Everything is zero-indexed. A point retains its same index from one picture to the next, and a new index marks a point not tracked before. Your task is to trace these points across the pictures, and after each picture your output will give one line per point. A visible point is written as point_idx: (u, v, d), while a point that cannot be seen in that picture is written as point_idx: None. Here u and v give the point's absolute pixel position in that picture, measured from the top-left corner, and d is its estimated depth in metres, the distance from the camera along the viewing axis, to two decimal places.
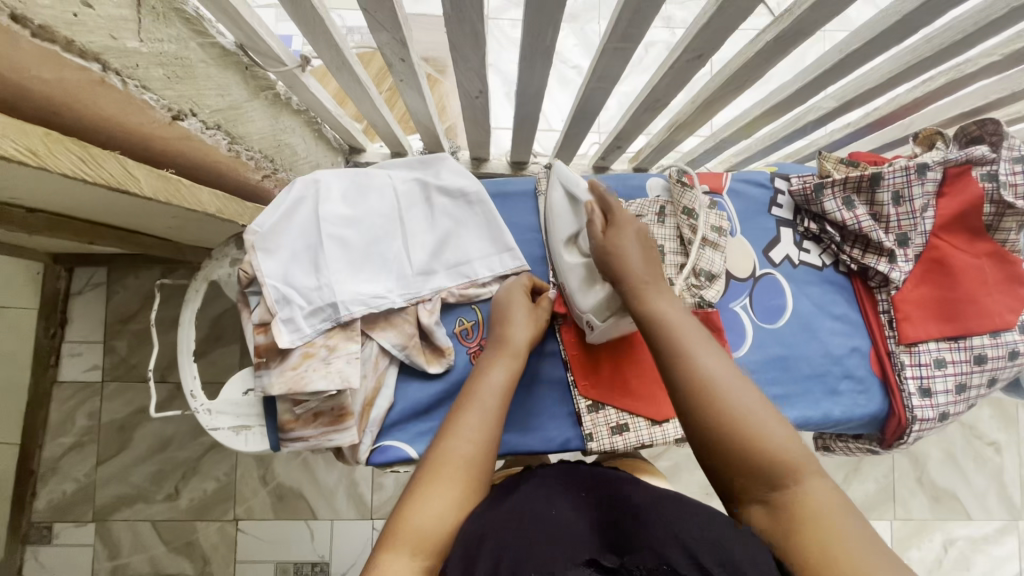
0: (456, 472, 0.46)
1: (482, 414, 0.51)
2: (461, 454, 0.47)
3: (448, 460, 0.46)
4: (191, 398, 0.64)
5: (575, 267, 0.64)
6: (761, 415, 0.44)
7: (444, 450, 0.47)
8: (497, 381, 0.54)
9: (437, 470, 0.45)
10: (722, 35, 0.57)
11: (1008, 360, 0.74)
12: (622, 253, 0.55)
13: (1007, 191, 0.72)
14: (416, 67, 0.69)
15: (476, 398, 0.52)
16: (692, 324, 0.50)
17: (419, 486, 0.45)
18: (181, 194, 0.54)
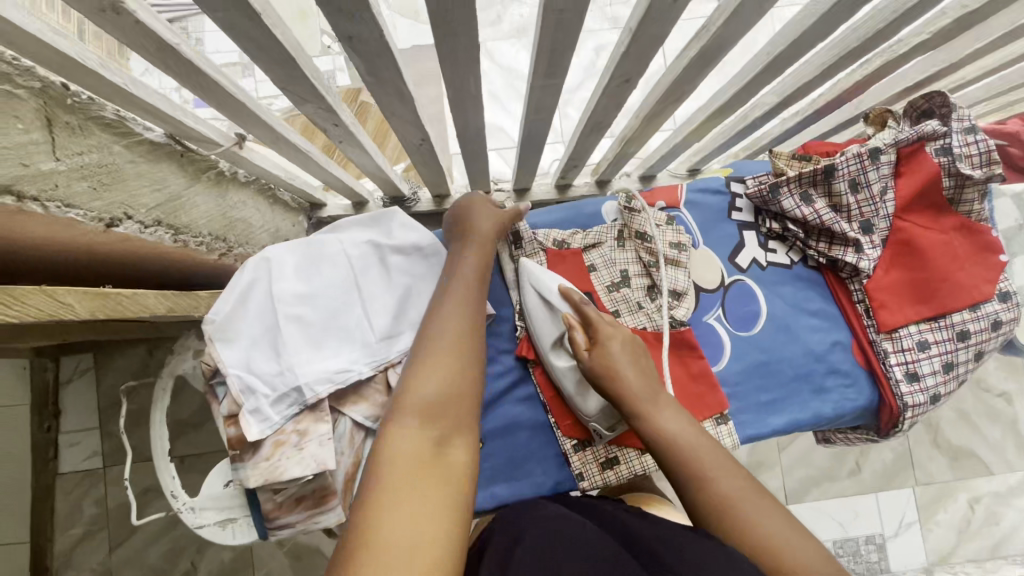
0: (452, 350, 0.53)
1: (464, 303, 0.59)
2: (451, 332, 0.55)
3: (439, 339, 0.54)
4: (173, 498, 0.63)
5: (566, 372, 0.64)
6: (779, 528, 0.46)
7: (436, 334, 0.55)
8: (470, 270, 0.62)
9: (433, 352, 0.53)
10: (643, 60, 0.56)
11: (992, 331, 0.73)
12: (614, 373, 0.57)
13: (963, 162, 0.71)
14: (352, 129, 0.68)
15: (456, 288, 0.60)
16: (705, 444, 0.53)
17: (420, 367, 0.52)
18: (123, 305, 0.52)
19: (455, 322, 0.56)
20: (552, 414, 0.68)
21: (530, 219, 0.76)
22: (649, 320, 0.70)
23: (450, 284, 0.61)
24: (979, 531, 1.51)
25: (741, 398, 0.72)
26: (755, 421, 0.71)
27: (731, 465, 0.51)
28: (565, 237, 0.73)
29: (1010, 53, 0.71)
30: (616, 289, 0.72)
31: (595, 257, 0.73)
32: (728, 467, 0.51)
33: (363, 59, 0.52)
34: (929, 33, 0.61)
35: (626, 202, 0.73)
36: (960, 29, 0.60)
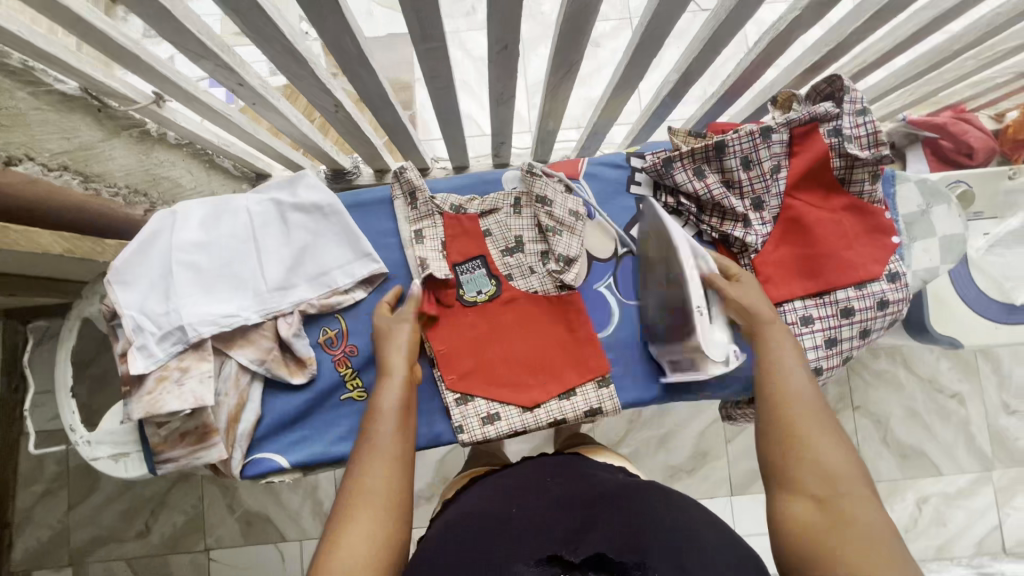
0: (376, 498, 0.51)
1: (387, 453, 0.55)
2: (376, 489, 0.52)
3: (362, 498, 0.51)
4: (71, 432, 0.66)
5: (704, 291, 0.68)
6: (833, 445, 0.53)
7: (361, 492, 0.51)
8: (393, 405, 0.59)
9: (353, 515, 0.49)
10: (512, 24, 0.59)
11: (878, 310, 0.75)
12: (773, 353, 0.62)
13: (852, 144, 0.73)
14: (261, 90, 0.72)
15: (383, 435, 0.56)
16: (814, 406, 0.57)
17: (344, 524, 0.49)
18: (12, 238, 0.56)
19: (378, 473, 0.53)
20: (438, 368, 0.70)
21: (430, 184, 0.78)
22: (540, 284, 0.74)
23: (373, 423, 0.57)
24: (925, 531, 1.51)
25: (625, 365, 0.75)
26: (638, 386, 0.74)
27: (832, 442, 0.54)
28: (463, 202, 0.76)
29: (900, 34, 0.72)
30: (509, 254, 0.75)
31: (490, 222, 0.76)
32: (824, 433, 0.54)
33: (238, 13, 0.55)
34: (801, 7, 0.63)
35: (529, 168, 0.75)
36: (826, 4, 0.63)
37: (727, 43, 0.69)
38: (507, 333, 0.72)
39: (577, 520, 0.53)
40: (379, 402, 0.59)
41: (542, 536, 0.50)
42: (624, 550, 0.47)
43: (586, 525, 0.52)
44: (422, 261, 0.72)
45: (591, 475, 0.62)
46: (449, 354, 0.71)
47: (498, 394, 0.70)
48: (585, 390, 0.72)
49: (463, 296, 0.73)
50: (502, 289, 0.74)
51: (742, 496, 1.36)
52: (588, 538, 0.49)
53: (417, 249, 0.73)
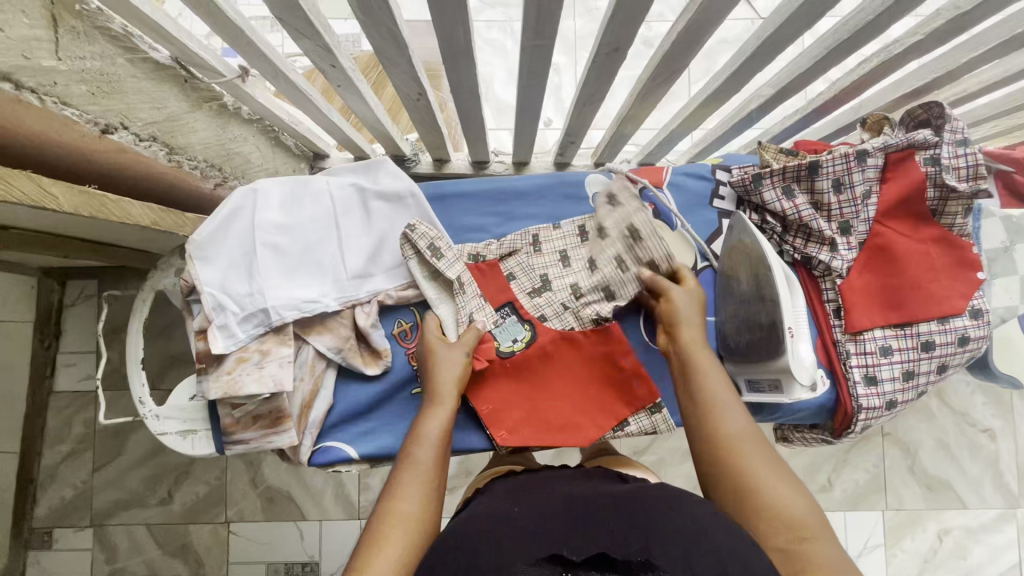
0: (404, 525, 0.49)
1: (423, 476, 0.54)
2: (411, 512, 0.50)
3: (395, 521, 0.49)
4: (139, 404, 0.66)
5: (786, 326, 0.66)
6: (776, 485, 0.51)
7: (395, 514, 0.50)
8: (436, 433, 0.58)
9: (386, 537, 0.48)
10: (629, 28, 0.57)
11: (959, 346, 0.73)
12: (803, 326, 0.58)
13: (950, 173, 0.71)
14: (350, 73, 0.71)
15: (421, 461, 0.55)
16: (756, 442, 0.55)
17: (370, 545, 0.47)
18: (107, 208, 0.55)
19: (411, 498, 0.51)
20: (487, 423, 0.68)
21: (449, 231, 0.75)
22: (574, 322, 0.71)
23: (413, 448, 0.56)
24: (944, 563, 1.50)
25: None
26: None
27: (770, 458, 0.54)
28: (479, 250, 0.73)
29: (1011, 67, 0.70)
30: (537, 295, 0.72)
31: (513, 265, 0.73)
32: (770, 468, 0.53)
33: None
34: (924, 32, 0.61)
35: (607, 195, 0.74)
36: (951, 31, 0.61)
37: (835, 63, 0.67)
38: (546, 377, 0.70)
39: (581, 518, 0.47)
40: (422, 428, 0.59)
41: (546, 534, 0.45)
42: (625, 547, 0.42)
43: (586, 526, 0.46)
44: (468, 318, 0.68)
45: (612, 484, 0.57)
46: (495, 410, 0.68)
47: (551, 440, 0.67)
48: (638, 417, 0.70)
49: (500, 347, 0.70)
50: (537, 332, 0.70)
51: None
52: (591, 538, 0.44)
53: (458, 302, 0.68)
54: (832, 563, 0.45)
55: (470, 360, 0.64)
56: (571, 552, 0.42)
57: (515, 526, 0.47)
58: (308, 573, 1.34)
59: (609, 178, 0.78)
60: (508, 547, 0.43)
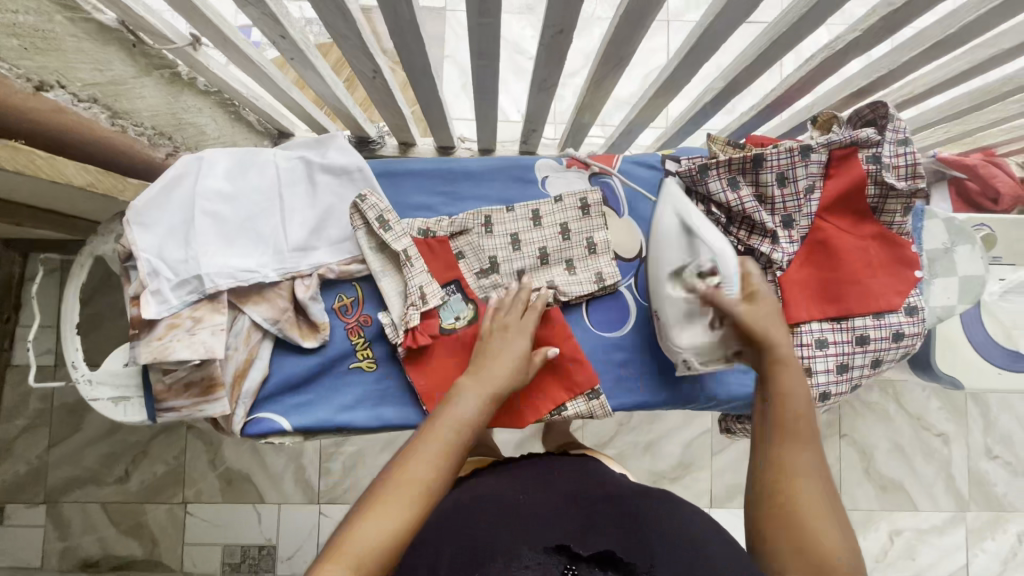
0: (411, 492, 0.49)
1: (442, 443, 0.53)
2: (420, 480, 0.50)
3: (405, 485, 0.49)
4: (72, 368, 0.65)
5: (677, 301, 0.65)
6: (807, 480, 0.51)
7: (404, 479, 0.49)
8: (472, 415, 0.56)
9: (393, 496, 0.48)
10: (571, 10, 0.58)
11: (892, 341, 0.75)
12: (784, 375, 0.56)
13: (889, 172, 0.72)
14: (300, 45, 0.70)
15: (445, 433, 0.54)
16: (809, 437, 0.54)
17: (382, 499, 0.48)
18: (37, 165, 0.55)
19: (425, 465, 0.51)
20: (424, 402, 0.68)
21: (398, 208, 0.75)
22: None
23: (446, 418, 0.55)
24: (895, 562, 1.52)
25: (635, 365, 0.74)
26: (647, 390, 0.74)
27: (812, 452, 0.53)
28: (430, 226, 0.72)
29: (951, 70, 0.72)
30: (485, 275, 0.72)
31: (463, 244, 0.72)
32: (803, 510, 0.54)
33: None
34: (862, 29, 0.63)
35: (581, 204, 0.75)
36: (888, 29, 0.62)
37: (779, 57, 0.69)
38: None
39: (582, 518, 0.51)
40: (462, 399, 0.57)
41: (547, 528, 0.48)
42: (630, 548, 0.45)
43: (592, 523, 0.50)
44: (418, 290, 0.67)
45: (602, 478, 0.60)
46: (431, 387, 0.68)
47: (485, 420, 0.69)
48: (575, 402, 0.71)
49: (442, 324, 0.69)
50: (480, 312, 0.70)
51: (721, 508, 1.37)
52: (590, 534, 0.48)
53: (406, 274, 0.68)
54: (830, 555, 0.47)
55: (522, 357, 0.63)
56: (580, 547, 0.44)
57: (518, 519, 0.49)
58: (264, 556, 1.34)
59: (560, 163, 0.78)
60: (524, 534, 0.47)
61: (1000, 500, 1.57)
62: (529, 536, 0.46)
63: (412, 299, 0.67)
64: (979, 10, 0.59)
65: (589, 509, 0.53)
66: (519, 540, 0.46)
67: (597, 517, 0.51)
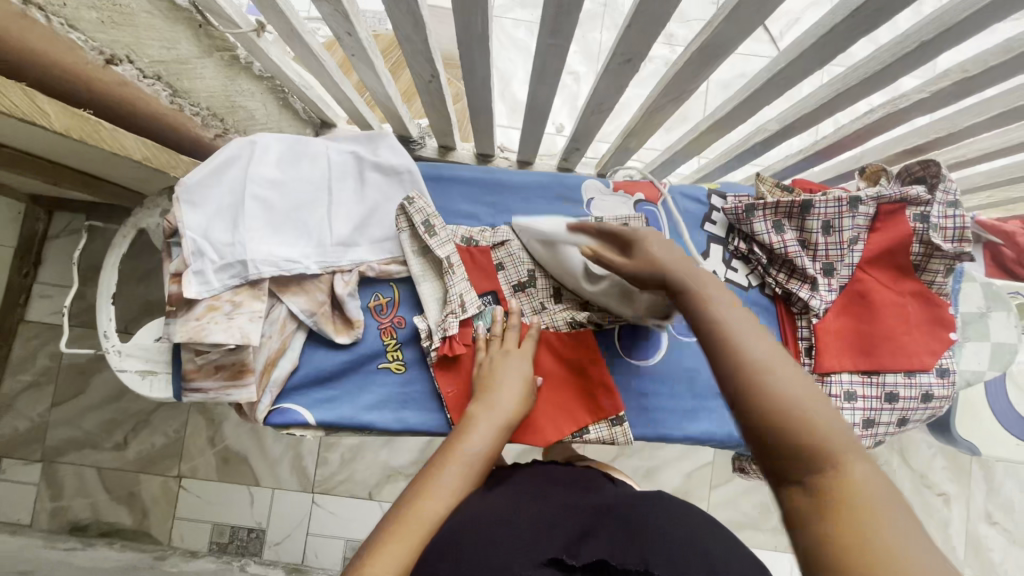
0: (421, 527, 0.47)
1: (456, 478, 0.52)
2: (432, 518, 0.48)
3: (412, 523, 0.47)
4: (103, 337, 0.65)
5: (608, 290, 0.61)
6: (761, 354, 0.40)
7: (411, 518, 0.47)
8: (480, 452, 0.55)
9: (402, 528, 0.46)
10: (644, 41, 0.58)
11: (920, 402, 0.75)
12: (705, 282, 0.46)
13: (937, 233, 0.72)
14: (365, 44, 0.71)
15: (455, 468, 0.53)
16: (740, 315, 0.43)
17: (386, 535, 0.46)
18: (101, 135, 0.56)
19: (438, 498, 0.50)
20: (449, 412, 0.67)
21: (443, 212, 0.75)
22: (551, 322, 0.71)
23: (452, 458, 0.53)
24: None
25: (662, 396, 0.74)
26: (672, 423, 0.73)
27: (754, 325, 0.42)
28: (473, 235, 0.72)
29: (1010, 138, 0.71)
30: (521, 289, 0.71)
31: (502, 255, 0.72)
32: (807, 388, 0.37)
33: None
34: (931, 91, 0.62)
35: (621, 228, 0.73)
36: (957, 94, 0.61)
37: (841, 107, 0.68)
38: None
39: (580, 522, 0.50)
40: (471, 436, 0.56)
41: (547, 537, 0.45)
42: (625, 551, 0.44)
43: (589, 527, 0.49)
44: (458, 298, 0.67)
45: (600, 491, 0.61)
46: (458, 397, 0.67)
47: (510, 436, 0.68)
48: (597, 426, 0.70)
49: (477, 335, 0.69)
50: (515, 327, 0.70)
51: None
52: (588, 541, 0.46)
53: (447, 281, 0.67)
54: (791, 412, 0.36)
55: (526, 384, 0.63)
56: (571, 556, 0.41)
57: (515, 524, 0.47)
58: (252, 540, 1.33)
59: (606, 186, 0.78)
60: (523, 534, 0.45)
61: (995, 568, 1.55)
62: (533, 545, 0.43)
63: (451, 308, 0.67)
64: None
65: (583, 517, 0.52)
66: (520, 542, 0.44)
67: (595, 527, 0.49)
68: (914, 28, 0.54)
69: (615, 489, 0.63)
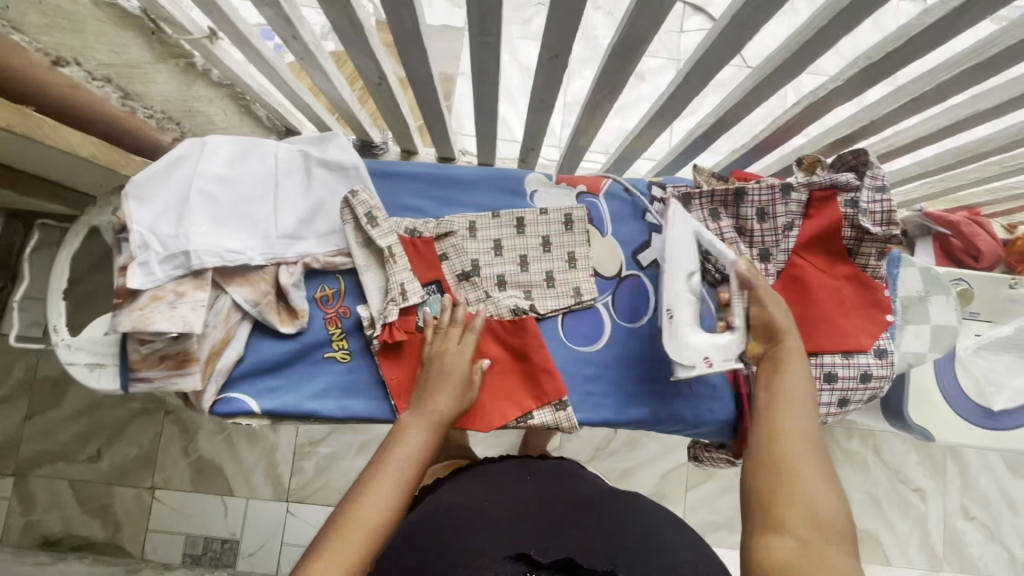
0: (366, 530, 0.49)
1: (392, 479, 0.53)
2: (373, 518, 0.50)
3: (357, 528, 0.48)
4: (53, 331, 0.67)
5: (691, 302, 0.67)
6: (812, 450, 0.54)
7: (358, 520, 0.49)
8: (410, 454, 0.57)
9: (346, 534, 0.48)
10: (566, 36, 0.61)
11: (860, 382, 0.76)
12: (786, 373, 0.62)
13: (866, 217, 0.74)
14: (312, 47, 0.74)
15: (392, 470, 0.54)
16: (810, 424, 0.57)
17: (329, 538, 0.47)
18: (44, 130, 0.58)
19: (377, 501, 0.51)
20: (392, 396, 0.69)
21: (387, 206, 0.77)
22: (494, 310, 0.73)
23: (387, 463, 0.55)
24: None
25: (605, 381, 0.76)
26: (615, 406, 0.75)
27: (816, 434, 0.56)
28: (418, 226, 0.74)
29: (931, 125, 0.74)
30: (466, 278, 0.73)
31: (447, 246, 0.74)
32: (819, 463, 0.53)
33: None
34: (843, 79, 0.65)
35: (564, 219, 0.78)
36: (868, 81, 0.64)
37: (766, 97, 0.71)
38: None
39: (556, 518, 0.51)
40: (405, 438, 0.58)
41: (509, 532, 0.47)
42: (591, 554, 0.44)
43: (563, 524, 0.50)
44: (399, 286, 0.69)
45: (573, 486, 0.61)
46: (402, 381, 0.69)
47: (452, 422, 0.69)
48: (541, 411, 0.71)
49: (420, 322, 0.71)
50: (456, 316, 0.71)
51: None
52: (557, 539, 0.47)
53: (388, 269, 0.70)
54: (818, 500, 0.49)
55: (464, 379, 0.65)
56: (538, 553, 0.43)
57: (486, 521, 0.49)
58: (225, 551, 1.32)
59: (549, 178, 0.81)
60: (504, 537, 0.47)
61: (974, 563, 1.54)
62: (493, 538, 0.46)
63: (393, 295, 0.69)
64: (952, 70, 0.61)
65: (556, 511, 0.53)
66: (488, 539, 0.46)
67: (563, 521, 0.51)
68: (810, 18, 0.57)
69: (590, 482, 0.63)
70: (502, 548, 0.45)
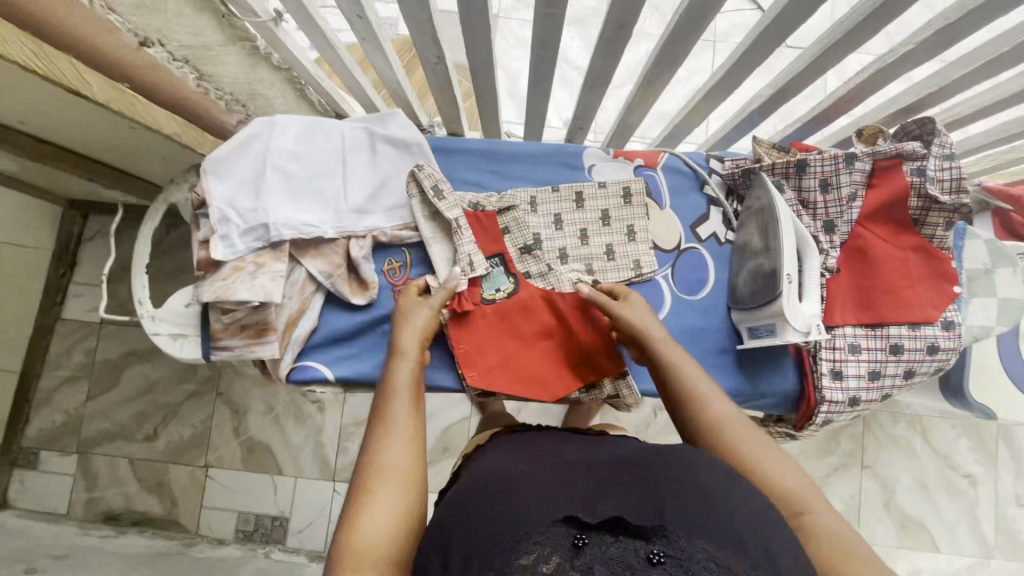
0: (397, 478, 0.46)
1: (404, 426, 0.50)
2: (400, 467, 0.47)
3: (386, 476, 0.46)
4: (138, 304, 0.70)
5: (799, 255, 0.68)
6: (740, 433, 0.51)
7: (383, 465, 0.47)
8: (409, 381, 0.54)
9: (371, 491, 0.45)
10: (633, 5, 0.61)
11: (927, 354, 0.75)
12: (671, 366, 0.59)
13: (934, 185, 0.73)
14: (375, 27, 0.75)
15: (395, 420, 0.50)
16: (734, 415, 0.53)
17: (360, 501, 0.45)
18: (134, 108, 0.66)
19: (394, 450, 0.48)
20: (461, 367, 0.70)
21: (450, 181, 0.79)
22: (558, 283, 0.74)
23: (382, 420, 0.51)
24: None
25: None
26: None
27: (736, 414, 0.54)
28: (480, 201, 0.76)
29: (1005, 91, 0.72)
30: (528, 251, 0.74)
31: (508, 220, 0.75)
32: (757, 439, 0.51)
33: None
34: (916, 42, 0.63)
35: (623, 192, 0.78)
36: (942, 44, 0.63)
37: (831, 65, 0.70)
38: (532, 333, 0.73)
39: (610, 468, 0.46)
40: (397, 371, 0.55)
41: (559, 491, 0.41)
42: (652, 505, 0.39)
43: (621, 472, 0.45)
44: (467, 257, 0.71)
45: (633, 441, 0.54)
46: (471, 351, 0.70)
47: (519, 391, 0.70)
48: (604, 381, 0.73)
49: (483, 295, 0.72)
50: (521, 287, 0.73)
51: None
52: (612, 492, 0.41)
53: (455, 241, 0.71)
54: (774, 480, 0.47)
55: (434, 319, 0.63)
56: (587, 514, 0.38)
57: (528, 483, 0.43)
58: (276, 528, 1.36)
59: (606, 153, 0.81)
60: (550, 495, 0.41)
61: None
62: (538, 503, 0.40)
63: (461, 265, 0.70)
64: None
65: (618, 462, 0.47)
66: (533, 500, 0.40)
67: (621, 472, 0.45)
68: None
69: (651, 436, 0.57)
70: (551, 509, 0.39)
